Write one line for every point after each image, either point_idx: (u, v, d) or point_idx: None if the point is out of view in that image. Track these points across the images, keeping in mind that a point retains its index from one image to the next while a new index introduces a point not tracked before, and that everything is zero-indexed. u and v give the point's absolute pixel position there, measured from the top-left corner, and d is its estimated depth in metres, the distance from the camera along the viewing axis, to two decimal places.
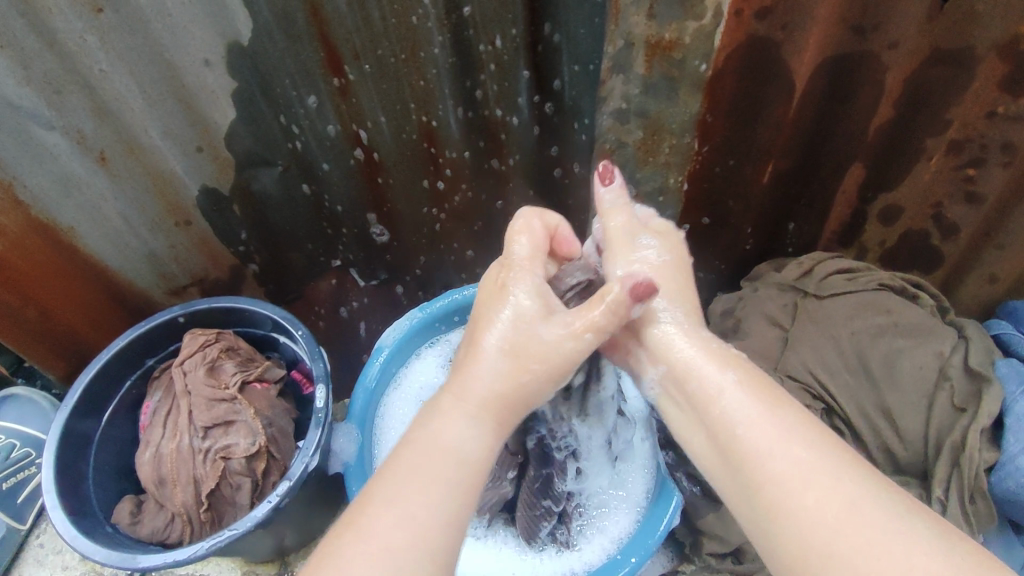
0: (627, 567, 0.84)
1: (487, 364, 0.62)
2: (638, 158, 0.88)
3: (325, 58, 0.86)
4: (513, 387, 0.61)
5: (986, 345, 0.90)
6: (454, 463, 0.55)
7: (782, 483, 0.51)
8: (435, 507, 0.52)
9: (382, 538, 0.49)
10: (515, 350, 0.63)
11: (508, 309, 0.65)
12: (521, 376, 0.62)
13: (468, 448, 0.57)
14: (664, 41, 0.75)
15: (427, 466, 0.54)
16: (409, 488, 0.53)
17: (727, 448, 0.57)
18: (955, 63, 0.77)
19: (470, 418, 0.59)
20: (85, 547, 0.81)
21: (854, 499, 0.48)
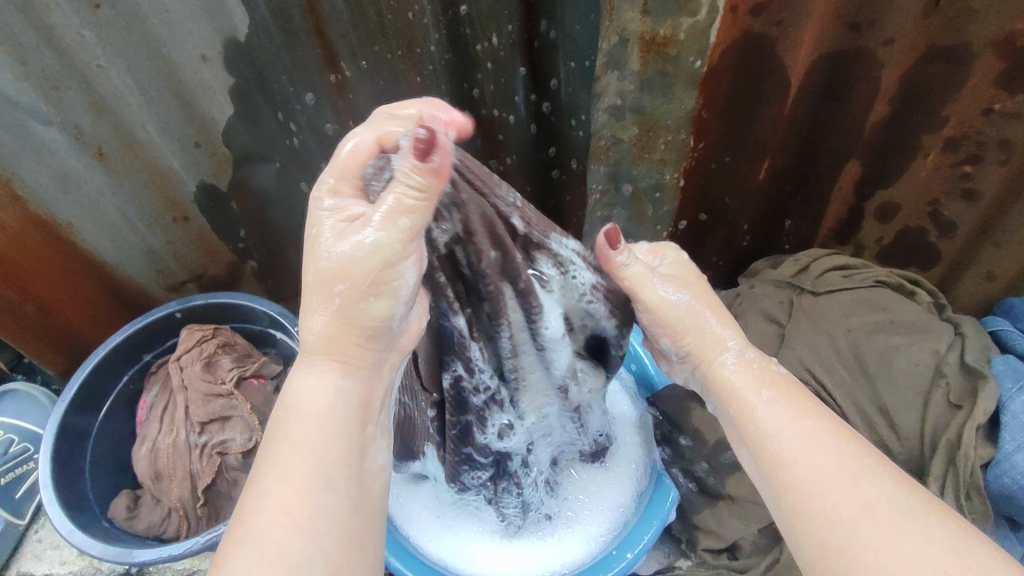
0: (622, 563, 0.85)
1: (318, 280, 0.51)
2: (634, 155, 0.90)
3: (323, 53, 0.86)
4: (362, 312, 0.51)
5: (982, 342, 0.91)
6: (310, 422, 0.50)
7: (808, 488, 0.52)
8: (304, 476, 0.48)
9: (253, 519, 0.46)
10: (348, 262, 0.49)
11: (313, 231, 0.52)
12: (344, 286, 0.50)
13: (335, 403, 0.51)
14: (659, 38, 0.76)
15: (290, 433, 0.49)
16: (278, 460, 0.48)
17: (756, 451, 0.58)
18: (950, 60, 0.77)
19: (310, 365, 0.52)
20: (82, 541, 0.81)
21: (872, 502, 0.49)
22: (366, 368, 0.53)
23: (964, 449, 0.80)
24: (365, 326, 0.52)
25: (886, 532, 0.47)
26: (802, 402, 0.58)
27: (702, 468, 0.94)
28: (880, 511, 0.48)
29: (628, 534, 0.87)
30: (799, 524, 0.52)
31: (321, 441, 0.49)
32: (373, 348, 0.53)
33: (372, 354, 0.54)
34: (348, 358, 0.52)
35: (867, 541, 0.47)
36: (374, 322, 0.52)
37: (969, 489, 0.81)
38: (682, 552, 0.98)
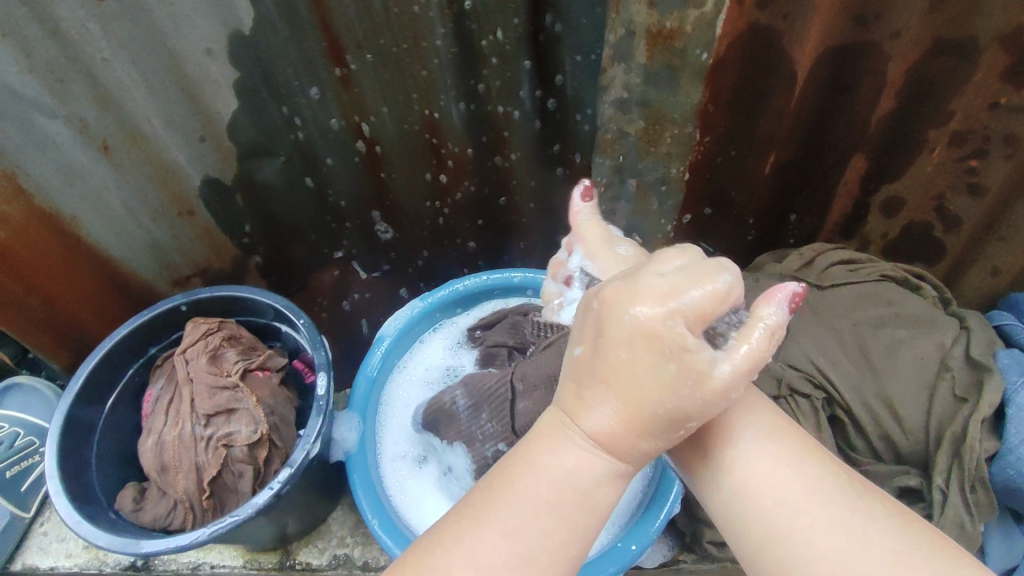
0: (627, 555, 0.85)
1: (701, 366, 0.50)
2: (639, 148, 0.86)
3: (327, 47, 0.86)
4: (692, 402, 0.51)
5: (988, 336, 0.90)
6: (563, 488, 0.52)
7: (759, 482, 0.55)
8: (536, 527, 0.51)
9: (479, 556, 0.50)
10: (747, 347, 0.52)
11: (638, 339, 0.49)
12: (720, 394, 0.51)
13: (606, 489, 0.53)
14: (665, 30, 0.73)
15: (534, 487, 0.52)
16: (515, 510, 0.51)
17: (701, 435, 0.60)
18: (957, 54, 0.77)
19: (585, 445, 0.53)
20: (88, 532, 0.81)
21: (818, 482, 0.54)
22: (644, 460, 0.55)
23: (970, 442, 0.81)
24: (687, 418, 0.52)
25: (831, 508, 0.52)
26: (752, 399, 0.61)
27: None
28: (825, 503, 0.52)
29: (635, 528, 0.87)
30: (742, 508, 0.55)
31: (568, 519, 0.52)
32: (652, 443, 0.53)
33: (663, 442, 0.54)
34: (638, 447, 0.53)
35: (811, 532, 0.51)
36: (695, 407, 0.51)
37: (973, 482, 0.81)
38: (687, 546, 0.98)
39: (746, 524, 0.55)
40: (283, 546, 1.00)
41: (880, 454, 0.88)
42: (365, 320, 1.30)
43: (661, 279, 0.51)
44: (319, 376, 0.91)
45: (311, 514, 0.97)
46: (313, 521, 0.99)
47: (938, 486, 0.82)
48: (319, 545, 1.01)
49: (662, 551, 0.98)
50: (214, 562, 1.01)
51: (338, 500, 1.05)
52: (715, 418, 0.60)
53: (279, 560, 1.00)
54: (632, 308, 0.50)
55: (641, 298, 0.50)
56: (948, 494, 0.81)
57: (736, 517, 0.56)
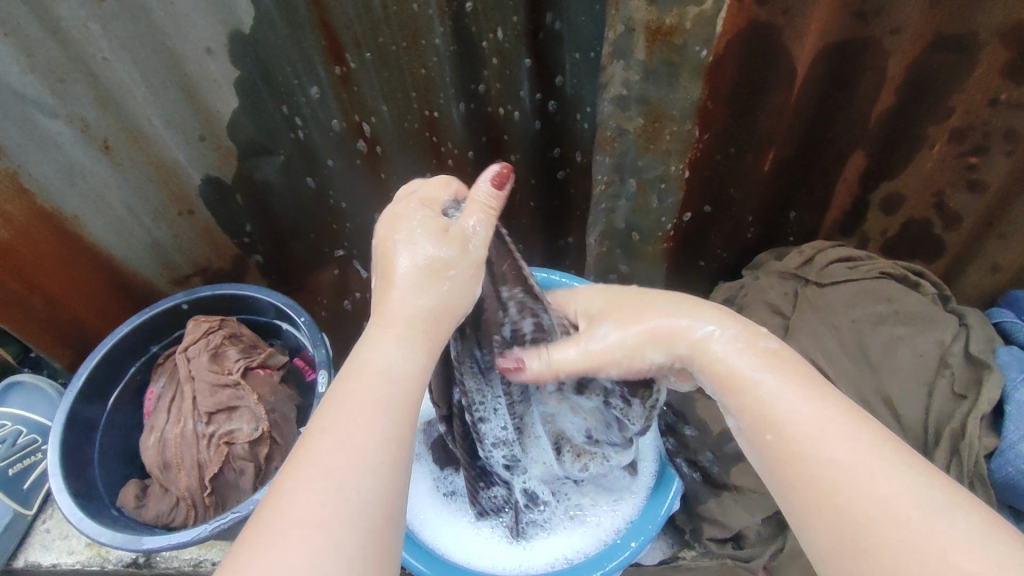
0: (627, 551, 0.86)
1: (436, 214, 0.64)
2: (639, 146, 0.87)
3: (326, 45, 0.86)
4: (447, 249, 0.62)
5: (986, 333, 0.91)
6: (384, 383, 0.54)
7: (813, 471, 0.52)
8: (372, 427, 0.51)
9: (322, 463, 0.48)
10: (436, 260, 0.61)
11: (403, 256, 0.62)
12: (464, 242, 0.62)
13: (405, 365, 0.57)
14: (665, 26, 0.74)
15: (365, 390, 0.53)
16: (351, 411, 0.52)
17: (763, 448, 0.57)
18: (958, 49, 0.77)
19: (401, 343, 0.58)
20: (91, 530, 0.82)
21: (888, 497, 0.48)
22: (445, 312, 0.61)
23: (969, 439, 0.81)
24: (449, 265, 0.62)
25: (904, 527, 0.47)
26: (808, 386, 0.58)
27: (707, 458, 0.95)
28: (863, 486, 0.49)
29: (635, 524, 0.89)
30: (809, 522, 0.52)
31: (381, 401, 0.53)
32: (432, 300, 0.60)
33: (445, 298, 0.61)
34: (429, 303, 0.60)
35: (848, 508, 0.49)
36: (446, 256, 0.61)
37: (973, 478, 0.81)
38: (686, 543, 0.97)
39: (791, 507, 0.54)
40: None
41: None
42: None
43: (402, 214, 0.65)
44: (320, 374, 0.91)
45: None
46: None
47: None
48: None
49: (662, 548, 0.97)
50: (215, 560, 1.01)
51: None
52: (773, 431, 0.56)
53: None
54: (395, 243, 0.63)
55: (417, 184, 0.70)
56: None
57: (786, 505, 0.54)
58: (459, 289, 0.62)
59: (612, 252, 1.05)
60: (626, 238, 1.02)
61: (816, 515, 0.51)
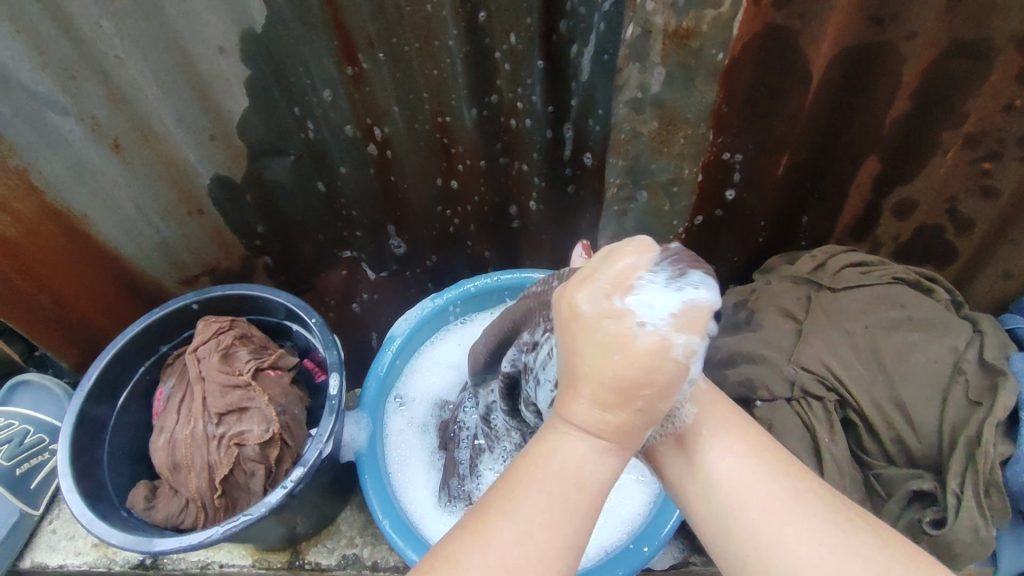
0: (640, 556, 0.86)
1: (634, 324, 0.45)
2: (652, 149, 0.86)
3: (339, 46, 0.85)
4: (645, 376, 0.45)
5: (1001, 339, 0.90)
6: (582, 490, 0.48)
7: (718, 466, 0.53)
8: (554, 532, 0.47)
9: (500, 557, 0.46)
10: (632, 355, 0.45)
11: (586, 308, 0.47)
12: (658, 361, 0.45)
13: (595, 467, 0.49)
14: (682, 29, 0.73)
15: (557, 495, 0.48)
16: (534, 510, 0.48)
17: (689, 450, 0.55)
18: (974, 53, 0.77)
19: (595, 448, 0.49)
20: (101, 530, 0.81)
21: (801, 494, 0.51)
22: (639, 424, 0.48)
23: (984, 445, 0.80)
24: (641, 387, 0.46)
25: (815, 523, 0.49)
26: (728, 416, 0.57)
27: None
28: (800, 510, 0.50)
29: (647, 528, 0.89)
30: (728, 521, 0.52)
31: (569, 504, 0.48)
32: (620, 417, 0.48)
33: (637, 425, 0.48)
34: (607, 420, 0.48)
35: (767, 511, 0.50)
36: (636, 375, 0.46)
37: (988, 486, 0.81)
38: (697, 547, 0.97)
39: (708, 509, 0.53)
40: (293, 545, 1.00)
41: (891, 454, 0.88)
42: (374, 320, 1.30)
43: (584, 276, 0.49)
44: (331, 375, 0.90)
45: (321, 513, 0.97)
46: (323, 520, 0.99)
47: (952, 490, 0.81)
48: (328, 546, 1.01)
49: (672, 553, 0.97)
50: (223, 561, 1.01)
51: (348, 499, 1.05)
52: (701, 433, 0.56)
53: (288, 559, 1.00)
54: (573, 299, 0.47)
55: (579, 294, 0.47)
56: (962, 497, 0.80)
57: (712, 517, 0.53)
58: (648, 413, 0.48)
59: None
60: None
61: (730, 514, 0.51)
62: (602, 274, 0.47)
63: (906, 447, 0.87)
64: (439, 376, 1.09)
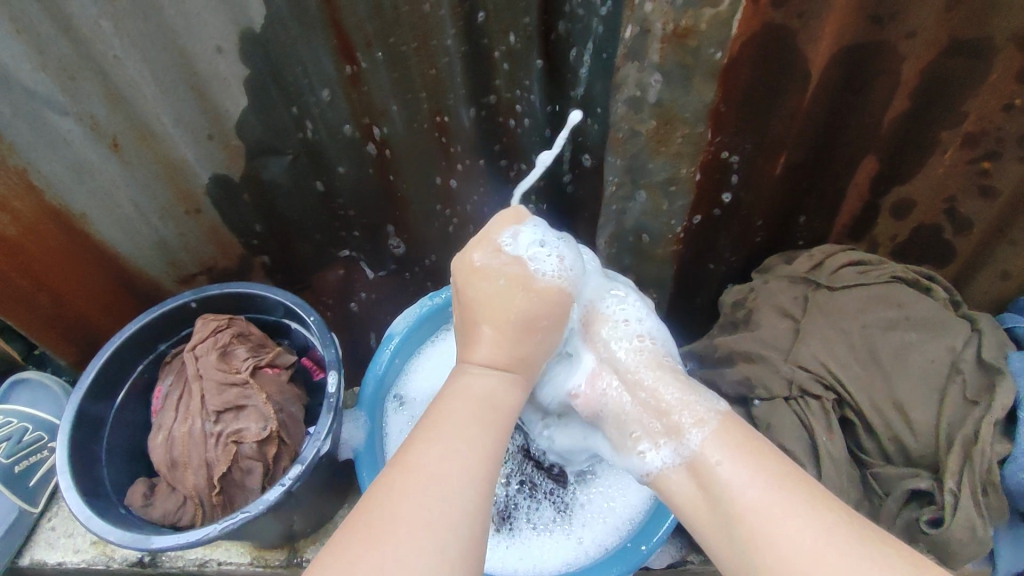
0: (637, 555, 0.87)
1: (524, 272, 0.71)
2: (650, 148, 0.86)
3: (338, 45, 0.85)
4: (538, 305, 0.70)
5: (999, 338, 0.90)
6: (487, 408, 0.62)
7: (740, 501, 0.57)
8: (473, 445, 0.57)
9: (431, 469, 0.55)
10: (513, 283, 0.70)
11: (481, 257, 0.72)
12: (554, 295, 0.71)
13: (502, 390, 0.65)
14: (679, 29, 0.73)
15: (467, 415, 0.60)
16: (454, 434, 0.58)
17: (713, 490, 0.60)
18: (972, 53, 0.77)
19: (497, 372, 0.66)
20: (99, 528, 0.81)
21: (833, 526, 0.52)
22: (528, 355, 0.69)
23: (981, 445, 0.80)
24: (539, 321, 0.70)
25: (842, 552, 0.50)
26: (752, 448, 0.61)
27: None
28: (798, 513, 0.54)
29: (645, 527, 0.89)
30: (754, 555, 0.54)
31: (478, 420, 0.60)
32: (519, 346, 0.68)
33: (531, 349, 0.69)
34: (512, 352, 0.68)
35: (791, 539, 0.52)
36: (533, 311, 0.69)
37: (985, 485, 0.81)
38: (695, 546, 0.97)
39: (733, 546, 0.56)
40: (291, 543, 1.00)
41: (888, 453, 0.88)
42: (372, 319, 1.30)
43: (474, 240, 0.73)
44: (329, 374, 0.90)
45: (319, 511, 0.97)
46: (321, 518, 0.99)
47: (950, 488, 0.81)
48: (326, 543, 1.01)
49: (670, 552, 0.97)
50: (221, 559, 1.01)
51: (345, 497, 1.05)
52: (719, 465, 0.60)
53: (286, 557, 1.00)
54: (469, 255, 0.72)
55: (476, 256, 0.72)
56: (960, 496, 0.80)
57: (726, 540, 0.57)
58: (545, 340, 0.71)
59: (620, 256, 1.04)
60: (635, 241, 1.01)
61: (755, 547, 0.54)
62: (491, 241, 0.73)
63: (903, 446, 0.87)
64: (439, 372, 1.07)
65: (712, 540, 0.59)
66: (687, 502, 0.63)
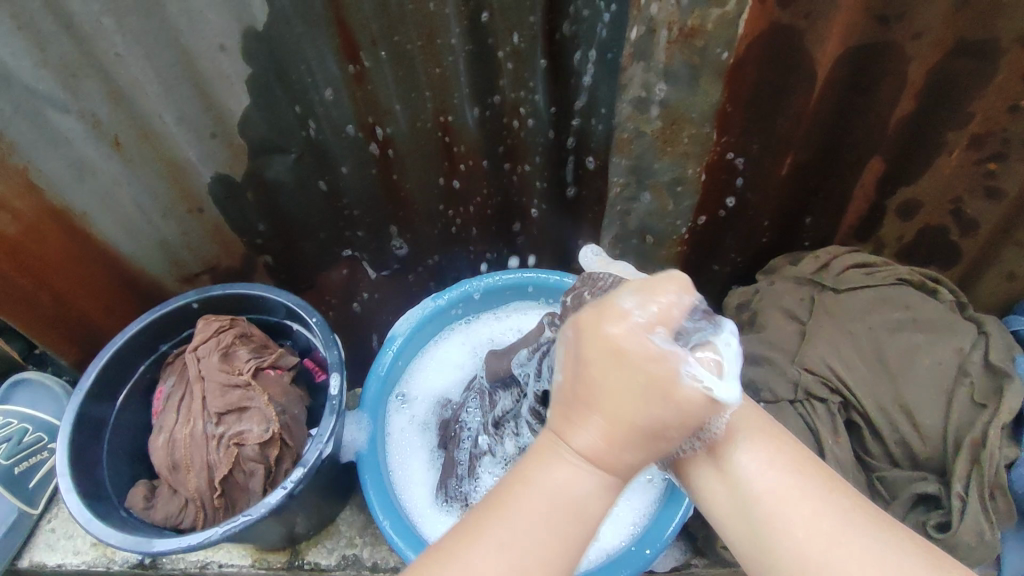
0: (641, 559, 0.86)
1: (673, 371, 0.49)
2: (656, 148, 0.85)
3: (341, 43, 0.85)
4: (671, 414, 0.49)
5: (1006, 341, 0.89)
6: (579, 517, 0.50)
7: (756, 484, 0.54)
8: (556, 564, 0.49)
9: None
10: (648, 375, 0.49)
11: (614, 328, 0.50)
12: (698, 411, 0.50)
13: (592, 503, 0.51)
14: (687, 28, 0.72)
15: (556, 519, 0.50)
16: (532, 534, 0.49)
17: (725, 470, 0.56)
18: (980, 54, 0.76)
19: (593, 481, 0.51)
20: (100, 531, 0.81)
21: (849, 511, 0.51)
22: (635, 461, 0.52)
23: (989, 449, 0.80)
24: (668, 429, 0.50)
25: (860, 539, 0.50)
26: (767, 429, 0.57)
27: None
28: (818, 503, 0.52)
29: (648, 530, 0.88)
30: (770, 539, 0.52)
31: (563, 542, 0.49)
32: (633, 454, 0.51)
33: (641, 464, 0.51)
34: (619, 456, 0.51)
35: (807, 526, 0.51)
36: (670, 420, 0.50)
37: (992, 489, 0.81)
38: (700, 549, 0.97)
39: (745, 524, 0.53)
40: (292, 546, 0.99)
41: (895, 457, 0.87)
42: (374, 319, 1.29)
43: (628, 299, 0.51)
44: (331, 376, 0.90)
45: (321, 513, 0.97)
46: (322, 520, 0.99)
47: (957, 493, 0.80)
48: (328, 546, 1.01)
49: (674, 555, 0.97)
50: (222, 562, 1.00)
51: (348, 499, 1.04)
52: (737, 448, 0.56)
53: (287, 559, 0.99)
54: (603, 327, 0.50)
55: (610, 329, 0.50)
56: (967, 500, 0.80)
57: (743, 526, 0.54)
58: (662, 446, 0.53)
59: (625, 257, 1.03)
60: (640, 242, 1.00)
61: (770, 531, 0.52)
62: (633, 312, 0.51)
63: (910, 449, 0.86)
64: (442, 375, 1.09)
65: (725, 523, 0.55)
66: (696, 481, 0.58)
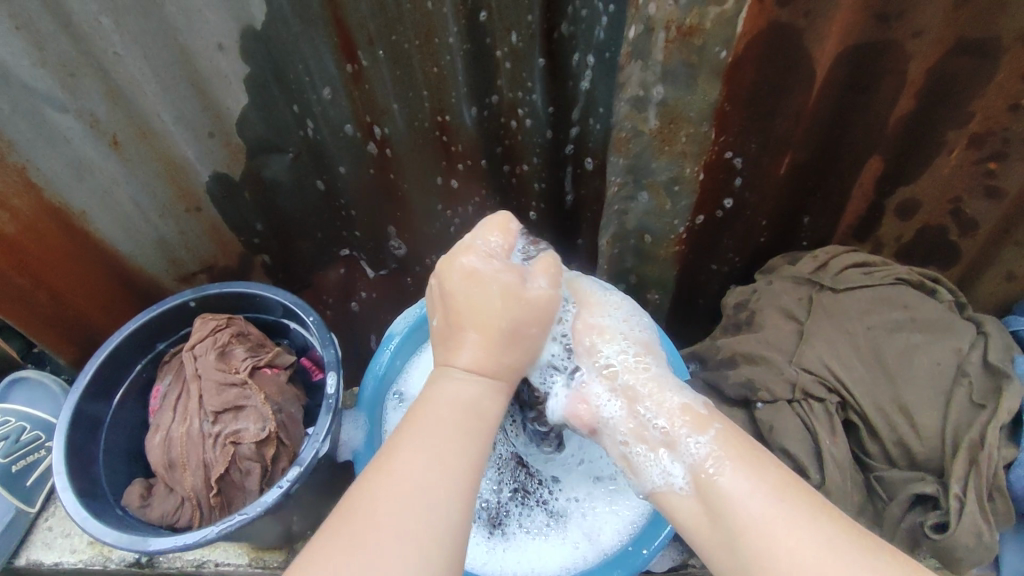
0: (638, 559, 0.86)
1: (518, 280, 0.68)
2: (655, 147, 0.85)
3: (339, 43, 0.85)
4: (528, 313, 0.67)
5: (1006, 341, 0.89)
6: (473, 417, 0.60)
7: (743, 512, 0.58)
8: (457, 456, 0.57)
9: (413, 478, 0.55)
10: (502, 285, 0.67)
11: (471, 259, 0.68)
12: (545, 305, 0.69)
13: (480, 401, 0.62)
14: (685, 26, 0.72)
15: (453, 422, 0.59)
16: (435, 440, 0.57)
17: (712, 503, 0.61)
18: (980, 53, 0.76)
19: (472, 378, 0.63)
20: (96, 529, 0.81)
21: (835, 538, 0.54)
22: (506, 361, 0.66)
23: (988, 449, 0.79)
24: (529, 326, 0.67)
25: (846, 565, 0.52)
26: (751, 457, 0.62)
27: None
28: (801, 526, 0.55)
29: (646, 530, 0.88)
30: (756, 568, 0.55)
31: (462, 431, 0.59)
32: (507, 355, 0.66)
33: (514, 359, 0.66)
34: (499, 361, 0.65)
35: (792, 551, 0.54)
36: (525, 314, 0.67)
37: (991, 489, 0.80)
38: (697, 550, 0.96)
39: (734, 558, 0.57)
40: (289, 545, 0.99)
41: (894, 458, 0.87)
42: (372, 319, 1.29)
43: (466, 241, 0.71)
44: (328, 375, 0.90)
45: (319, 512, 0.97)
46: (319, 520, 0.98)
47: (955, 493, 0.80)
48: None
49: (671, 556, 0.97)
50: (219, 560, 1.00)
51: None
52: (719, 476, 0.61)
53: (284, 559, 0.99)
54: (456, 259, 0.68)
55: (467, 259, 0.68)
56: (965, 501, 0.79)
57: (727, 555, 0.58)
58: (533, 347, 0.69)
59: (624, 257, 1.03)
60: (638, 241, 1.00)
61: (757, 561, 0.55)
62: (479, 246, 0.70)
63: (909, 450, 0.86)
64: None
65: (715, 558, 0.59)
66: (689, 519, 0.63)
